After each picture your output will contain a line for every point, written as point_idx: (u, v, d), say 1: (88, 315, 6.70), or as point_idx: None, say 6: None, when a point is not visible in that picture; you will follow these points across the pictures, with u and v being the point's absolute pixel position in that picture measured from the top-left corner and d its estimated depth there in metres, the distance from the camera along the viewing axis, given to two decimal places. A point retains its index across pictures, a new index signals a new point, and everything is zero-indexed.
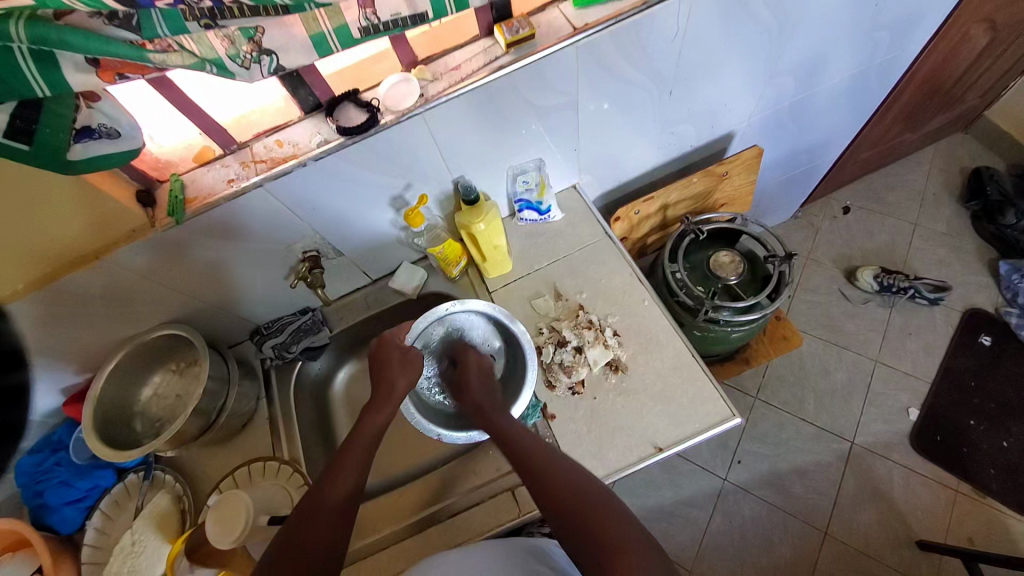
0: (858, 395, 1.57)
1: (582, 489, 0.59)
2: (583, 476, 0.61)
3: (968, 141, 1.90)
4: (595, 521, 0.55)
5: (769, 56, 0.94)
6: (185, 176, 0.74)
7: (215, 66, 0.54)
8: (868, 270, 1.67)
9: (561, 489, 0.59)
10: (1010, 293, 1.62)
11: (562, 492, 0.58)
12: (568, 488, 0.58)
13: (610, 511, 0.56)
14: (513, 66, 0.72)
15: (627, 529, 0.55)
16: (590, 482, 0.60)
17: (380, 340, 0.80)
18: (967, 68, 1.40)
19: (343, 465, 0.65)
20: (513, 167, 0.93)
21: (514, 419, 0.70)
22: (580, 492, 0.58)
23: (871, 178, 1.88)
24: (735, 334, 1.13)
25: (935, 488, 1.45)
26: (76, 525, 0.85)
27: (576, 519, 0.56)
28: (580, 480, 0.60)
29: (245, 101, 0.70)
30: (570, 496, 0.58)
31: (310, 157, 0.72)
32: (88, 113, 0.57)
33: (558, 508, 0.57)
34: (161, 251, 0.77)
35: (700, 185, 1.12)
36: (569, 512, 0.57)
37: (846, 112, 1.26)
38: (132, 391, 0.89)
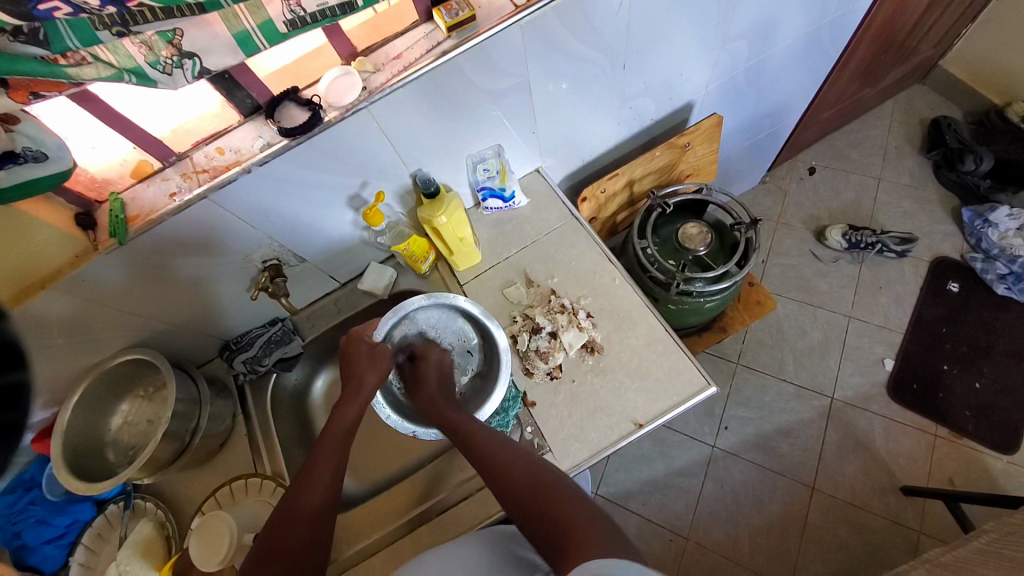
0: (835, 351, 1.62)
1: (538, 474, 0.58)
2: (540, 463, 0.60)
3: (926, 92, 1.93)
4: (545, 502, 0.54)
5: (720, 20, 0.93)
6: (125, 195, 0.71)
7: (134, 75, 0.51)
8: (836, 228, 1.71)
9: (516, 476, 0.58)
10: (974, 239, 1.67)
11: (517, 480, 0.58)
12: (524, 476, 0.58)
13: (563, 491, 0.55)
14: (456, 50, 0.70)
15: (579, 505, 0.53)
16: (546, 468, 0.59)
17: (348, 337, 0.79)
18: (918, 19, 1.42)
19: (319, 458, 0.65)
20: (471, 156, 0.91)
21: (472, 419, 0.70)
22: (535, 476, 0.58)
23: (834, 137, 1.91)
24: (709, 304, 1.14)
25: (915, 434, 1.50)
26: (60, 563, 0.83)
27: (531, 501, 0.55)
28: (536, 467, 0.59)
29: (178, 110, 0.66)
30: (526, 483, 0.57)
31: (253, 162, 0.69)
32: (8, 138, 0.53)
33: (513, 495, 0.57)
34: (108, 276, 0.73)
35: (664, 158, 1.12)
36: (523, 497, 0.56)
37: (804, 73, 1.27)
38: (100, 422, 0.86)
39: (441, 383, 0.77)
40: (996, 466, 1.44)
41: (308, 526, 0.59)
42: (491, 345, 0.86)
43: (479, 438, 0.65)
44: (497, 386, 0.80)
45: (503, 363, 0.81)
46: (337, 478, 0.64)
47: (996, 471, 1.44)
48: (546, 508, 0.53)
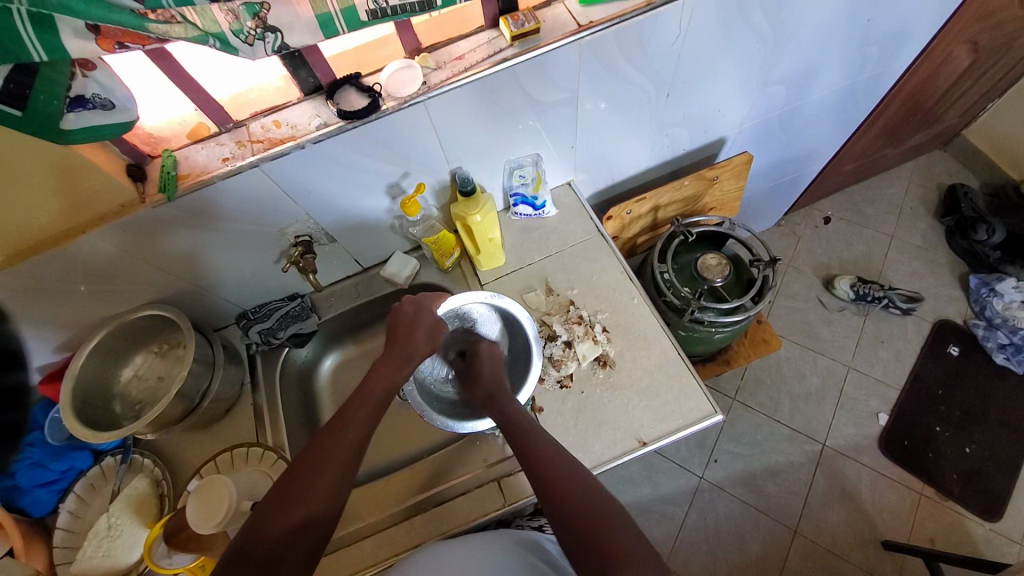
0: (830, 399, 1.63)
1: (582, 490, 0.59)
2: (582, 476, 0.62)
3: (947, 157, 1.97)
4: (591, 517, 0.56)
5: (764, 64, 0.96)
6: (178, 152, 0.73)
7: (217, 41, 0.53)
8: (845, 278, 1.73)
9: (559, 483, 0.60)
10: (979, 306, 1.69)
11: (563, 489, 0.59)
12: (573, 492, 0.59)
13: (613, 515, 0.57)
14: (516, 59, 0.73)
15: (626, 532, 0.55)
16: (586, 481, 0.61)
17: (412, 300, 0.81)
18: (949, 87, 1.46)
19: (354, 414, 0.67)
20: (509, 162, 0.94)
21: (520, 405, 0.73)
22: (578, 490, 0.59)
23: (852, 190, 1.95)
24: (718, 335, 1.16)
25: (901, 490, 1.51)
26: (49, 508, 0.82)
27: (574, 519, 0.56)
28: (580, 479, 0.61)
29: (243, 78, 0.69)
30: (572, 492, 0.59)
31: (308, 139, 0.71)
32: (83, 82, 0.55)
33: (557, 502, 0.58)
34: (149, 230, 0.75)
35: (691, 188, 1.15)
36: (564, 508, 0.58)
37: (833, 125, 1.31)
38: (112, 371, 0.87)
39: (486, 387, 0.75)
40: (979, 533, 1.45)
41: (335, 478, 0.61)
42: (522, 358, 0.87)
43: (518, 424, 0.68)
44: (518, 394, 0.81)
45: (533, 365, 0.83)
46: (368, 435, 0.66)
47: (977, 538, 1.44)
48: (588, 526, 0.56)
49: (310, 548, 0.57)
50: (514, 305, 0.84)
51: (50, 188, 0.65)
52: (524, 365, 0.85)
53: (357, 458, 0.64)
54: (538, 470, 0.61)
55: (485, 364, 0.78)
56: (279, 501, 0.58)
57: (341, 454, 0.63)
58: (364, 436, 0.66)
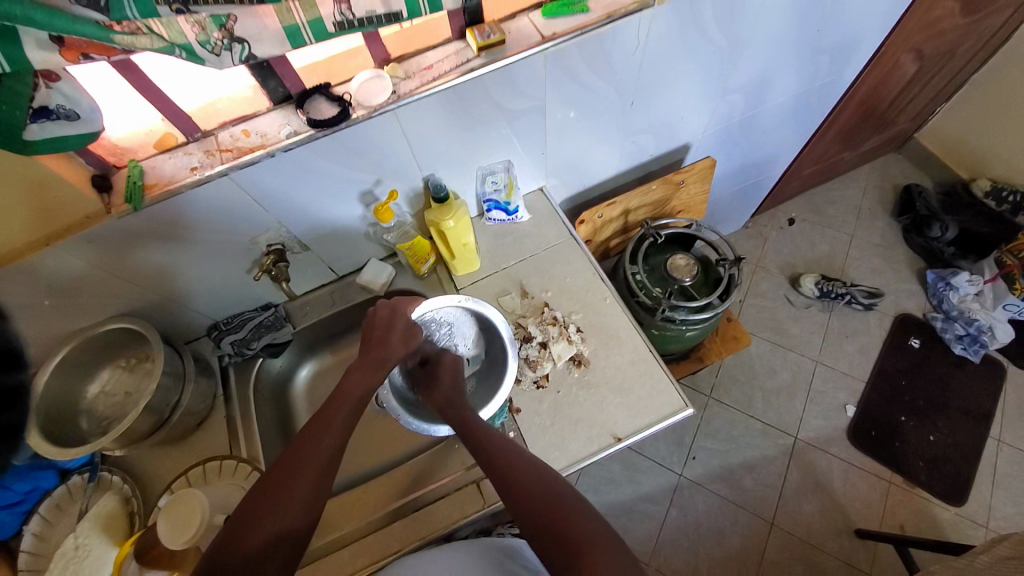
0: (801, 393, 1.69)
1: (551, 489, 0.60)
2: (554, 476, 0.63)
3: (901, 159, 2.08)
4: (559, 515, 0.57)
5: (722, 73, 1.01)
6: (144, 163, 0.72)
7: (184, 51, 0.53)
8: (810, 277, 1.80)
9: (528, 484, 0.61)
10: (936, 300, 1.78)
11: (530, 492, 0.60)
12: (541, 489, 0.60)
13: (580, 511, 0.58)
14: (483, 69, 0.75)
15: (594, 523, 0.57)
16: (556, 481, 0.62)
17: (386, 306, 0.82)
18: (899, 92, 1.54)
19: (329, 420, 0.67)
20: (481, 169, 0.96)
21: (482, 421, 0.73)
22: (548, 490, 0.60)
23: (814, 192, 2.04)
24: (689, 333, 1.20)
25: (870, 479, 1.57)
26: (13, 531, 0.79)
27: (542, 518, 0.58)
28: (549, 481, 0.62)
29: (211, 89, 0.69)
30: (539, 493, 0.60)
31: (278, 147, 0.72)
32: (46, 93, 0.54)
33: (526, 503, 0.59)
34: (115, 242, 0.74)
35: (660, 192, 1.19)
36: (531, 505, 0.59)
37: (791, 130, 1.37)
38: (78, 387, 0.85)
39: (443, 395, 0.78)
40: (943, 517, 1.51)
41: (310, 485, 0.61)
42: (498, 363, 0.87)
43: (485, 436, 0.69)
44: (494, 398, 0.82)
45: (508, 367, 0.83)
46: (343, 441, 0.66)
47: (942, 522, 1.51)
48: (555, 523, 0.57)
49: (285, 558, 0.56)
50: (491, 311, 0.85)
51: (10, 206, 0.64)
52: (500, 367, 0.86)
53: (332, 464, 0.64)
54: (506, 477, 0.62)
55: (446, 375, 0.82)
56: (253, 511, 0.57)
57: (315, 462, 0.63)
58: (340, 442, 0.66)
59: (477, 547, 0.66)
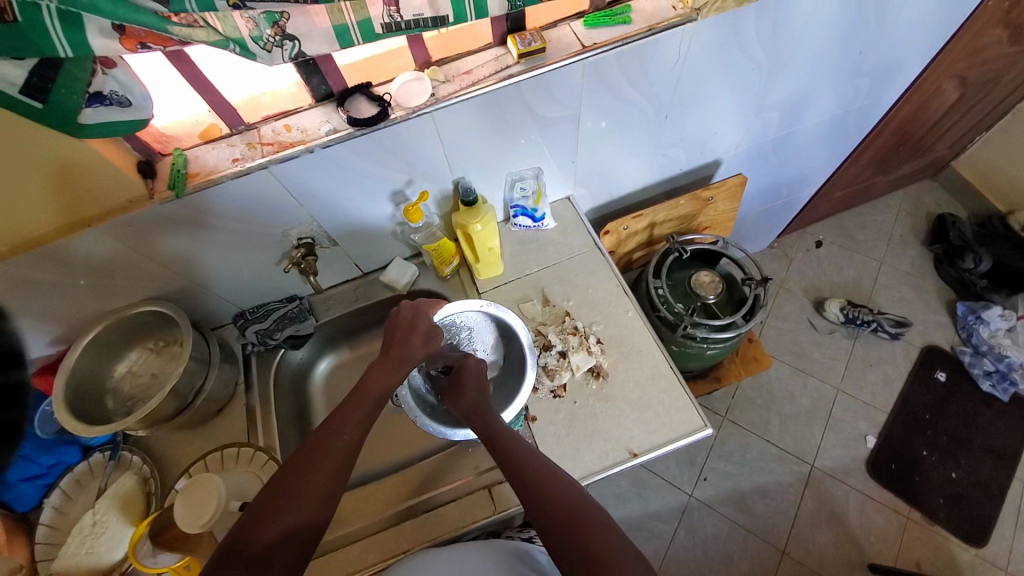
0: (820, 421, 1.65)
1: (570, 499, 0.60)
2: (572, 485, 0.62)
3: (936, 187, 2.03)
4: (576, 527, 0.57)
5: (759, 91, 1.00)
6: (188, 152, 0.75)
7: (237, 45, 0.55)
8: (835, 301, 1.76)
9: (546, 491, 0.61)
10: (965, 333, 1.72)
11: (549, 499, 0.60)
12: (560, 498, 0.60)
13: (599, 523, 0.57)
14: (522, 75, 0.76)
15: (611, 535, 0.56)
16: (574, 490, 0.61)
17: (410, 305, 0.82)
18: (938, 118, 1.51)
19: (347, 416, 0.67)
20: (512, 174, 0.96)
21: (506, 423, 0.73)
22: (565, 497, 0.60)
23: (843, 216, 2.00)
24: (710, 351, 1.18)
25: (888, 514, 1.52)
26: (33, 503, 0.82)
27: (561, 527, 0.57)
28: (568, 489, 0.61)
29: (257, 83, 0.71)
30: (556, 501, 0.59)
31: (318, 144, 0.73)
32: (102, 79, 0.57)
33: (544, 509, 0.59)
34: (154, 226, 0.76)
35: (687, 207, 1.18)
36: (549, 514, 0.58)
37: (824, 152, 1.35)
38: (107, 365, 0.87)
39: (471, 393, 0.78)
40: (965, 560, 1.45)
41: (326, 480, 0.61)
42: (517, 367, 0.87)
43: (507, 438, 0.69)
44: (511, 404, 0.82)
45: (527, 373, 0.83)
46: (360, 438, 0.67)
47: (963, 565, 1.45)
48: (572, 534, 0.56)
49: (299, 552, 0.57)
50: (510, 314, 0.86)
51: (51, 189, 0.67)
52: (518, 375, 0.85)
53: (348, 460, 0.64)
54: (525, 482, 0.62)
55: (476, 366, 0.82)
56: (270, 503, 0.58)
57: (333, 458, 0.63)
58: (358, 438, 0.66)
59: (494, 548, 0.66)
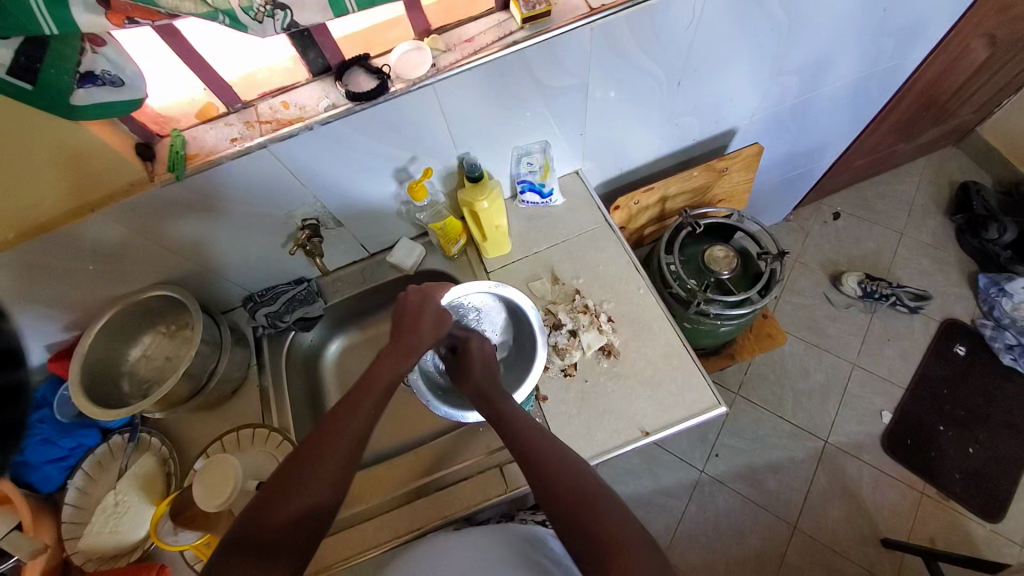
0: (834, 396, 1.62)
1: (586, 485, 0.59)
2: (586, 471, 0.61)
3: (962, 154, 1.94)
4: (586, 509, 0.56)
5: (776, 53, 0.94)
6: (186, 132, 0.73)
7: (227, 17, 0.52)
8: (853, 275, 1.72)
9: (555, 472, 0.60)
10: (987, 306, 1.67)
11: (564, 484, 0.59)
12: (573, 482, 0.59)
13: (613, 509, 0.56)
14: (526, 42, 0.72)
15: (621, 514, 0.56)
16: (589, 476, 0.60)
17: (415, 291, 0.80)
18: (966, 80, 1.43)
19: (356, 402, 0.67)
20: (518, 148, 0.93)
21: (517, 404, 0.72)
22: (575, 478, 0.59)
23: (862, 186, 1.92)
24: (723, 328, 1.15)
25: (903, 488, 1.51)
26: (57, 485, 0.83)
27: (574, 513, 0.56)
28: (582, 475, 0.60)
29: (252, 58, 0.69)
30: (569, 482, 0.59)
31: (317, 121, 0.71)
32: (93, 58, 0.55)
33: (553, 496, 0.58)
34: (157, 210, 0.75)
35: (700, 179, 1.13)
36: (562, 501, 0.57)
37: (845, 119, 1.29)
38: (120, 350, 0.88)
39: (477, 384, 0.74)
40: (980, 535, 1.44)
41: (336, 468, 0.61)
42: (527, 346, 0.86)
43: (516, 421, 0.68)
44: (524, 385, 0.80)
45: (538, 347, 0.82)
46: (368, 425, 0.66)
47: (979, 539, 1.43)
48: (583, 513, 0.56)
49: (309, 538, 0.57)
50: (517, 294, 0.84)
51: (52, 174, 0.66)
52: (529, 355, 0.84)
53: (354, 450, 0.63)
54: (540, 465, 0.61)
55: (476, 360, 0.76)
56: (280, 490, 0.58)
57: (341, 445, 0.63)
58: (365, 426, 0.66)
59: (506, 531, 0.67)
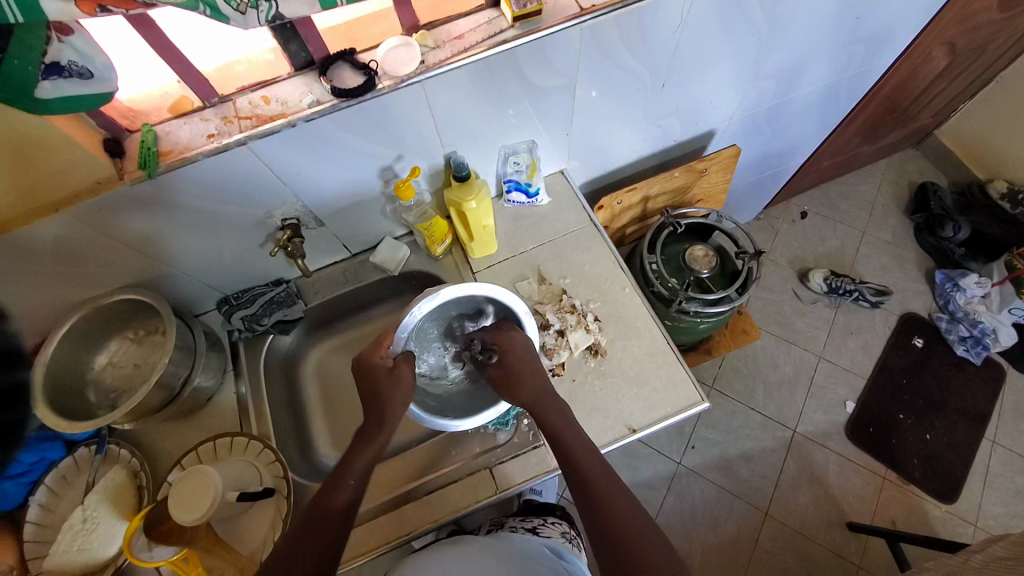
0: (802, 387, 1.70)
1: (630, 514, 0.65)
2: (626, 498, 0.67)
3: (918, 157, 2.05)
4: (600, 497, 0.66)
5: (756, 57, 0.97)
6: (158, 127, 0.69)
7: (208, 8, 0.49)
8: (819, 272, 1.79)
9: (602, 495, 0.67)
10: (942, 301, 1.78)
11: (612, 511, 0.65)
12: (617, 507, 0.66)
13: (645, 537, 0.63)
14: (517, 41, 0.71)
15: (642, 527, 0.64)
16: (630, 503, 0.67)
17: (366, 355, 0.75)
18: (925, 87, 1.51)
19: (338, 484, 0.67)
20: (505, 148, 0.93)
21: (569, 415, 0.73)
22: (619, 504, 0.66)
23: (828, 187, 2.01)
24: (703, 325, 1.18)
25: (866, 474, 1.59)
26: (19, 500, 0.77)
27: (618, 538, 0.63)
28: (627, 505, 0.66)
29: (230, 50, 0.65)
30: (612, 508, 0.66)
31: (300, 117, 0.68)
32: (59, 48, 0.51)
33: (603, 518, 0.65)
34: (126, 210, 0.71)
35: (681, 180, 1.16)
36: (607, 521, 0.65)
37: (815, 123, 1.34)
38: (85, 358, 0.83)
39: (531, 393, 0.73)
40: (936, 515, 1.53)
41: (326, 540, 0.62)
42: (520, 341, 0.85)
43: (563, 430, 0.71)
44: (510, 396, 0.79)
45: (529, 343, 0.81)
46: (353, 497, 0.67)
47: (934, 519, 1.53)
48: (599, 501, 0.66)
49: None
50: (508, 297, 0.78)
51: (4, 172, 0.61)
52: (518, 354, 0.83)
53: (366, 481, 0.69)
54: (589, 486, 0.67)
55: (521, 369, 0.74)
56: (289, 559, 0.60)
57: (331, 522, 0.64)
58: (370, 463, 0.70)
59: (507, 544, 0.69)
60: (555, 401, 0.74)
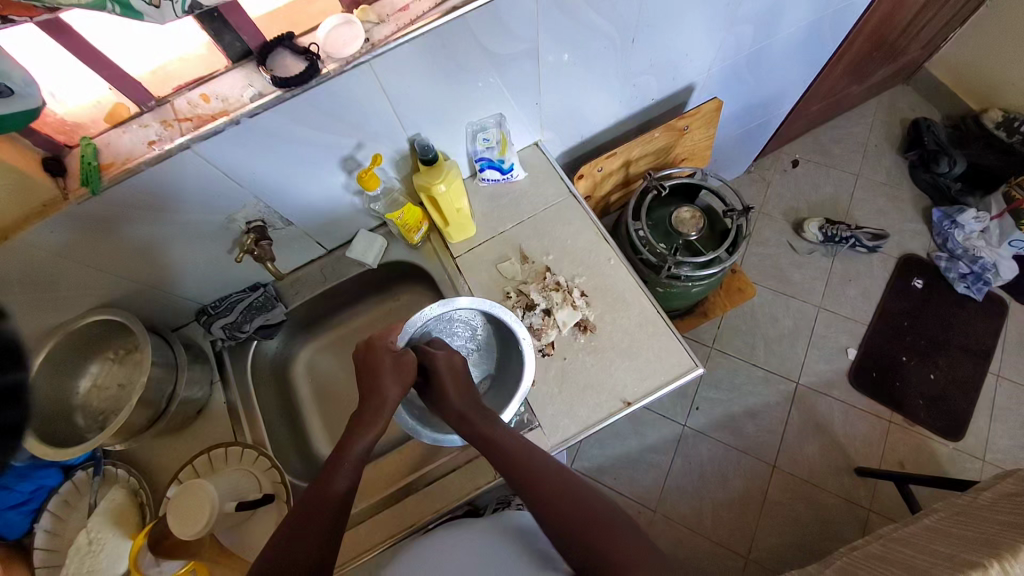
0: (803, 339, 1.68)
1: (586, 503, 0.58)
2: (585, 489, 0.60)
3: (909, 92, 1.98)
4: (534, 479, 0.61)
5: (731, 2, 0.91)
6: (97, 139, 0.65)
7: (116, 5, 0.45)
8: (814, 221, 1.75)
9: (552, 489, 0.59)
10: (941, 239, 1.74)
11: (570, 505, 0.57)
12: (576, 506, 0.57)
13: (616, 525, 0.55)
14: (466, 7, 0.66)
15: (604, 511, 0.57)
16: (590, 492, 0.59)
17: (367, 345, 0.75)
18: (912, 18, 1.44)
19: (335, 470, 0.63)
20: (471, 125, 0.88)
21: (502, 424, 0.69)
22: (578, 495, 0.58)
23: (818, 132, 1.95)
24: (696, 289, 1.16)
25: (871, 420, 1.59)
26: (25, 529, 0.78)
27: (583, 533, 0.55)
28: (585, 497, 0.58)
29: (160, 49, 0.61)
30: (568, 502, 0.58)
31: (242, 114, 0.64)
32: None
33: (558, 519, 0.57)
34: (82, 229, 0.68)
35: (663, 140, 1.11)
36: (563, 515, 0.57)
37: (800, 65, 1.28)
38: (67, 384, 0.81)
39: (455, 407, 0.70)
40: (943, 453, 1.54)
41: (322, 533, 0.57)
42: (512, 378, 0.81)
43: (493, 435, 0.67)
44: (506, 407, 0.76)
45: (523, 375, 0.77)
46: (350, 485, 0.63)
47: (941, 457, 1.54)
48: (540, 483, 0.60)
49: None
50: (512, 317, 0.78)
51: None
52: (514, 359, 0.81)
53: (359, 473, 0.65)
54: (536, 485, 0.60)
55: (450, 383, 0.71)
56: (276, 551, 0.55)
57: (325, 513, 0.59)
58: (365, 449, 0.67)
59: (499, 527, 0.67)
60: (485, 410, 0.70)
